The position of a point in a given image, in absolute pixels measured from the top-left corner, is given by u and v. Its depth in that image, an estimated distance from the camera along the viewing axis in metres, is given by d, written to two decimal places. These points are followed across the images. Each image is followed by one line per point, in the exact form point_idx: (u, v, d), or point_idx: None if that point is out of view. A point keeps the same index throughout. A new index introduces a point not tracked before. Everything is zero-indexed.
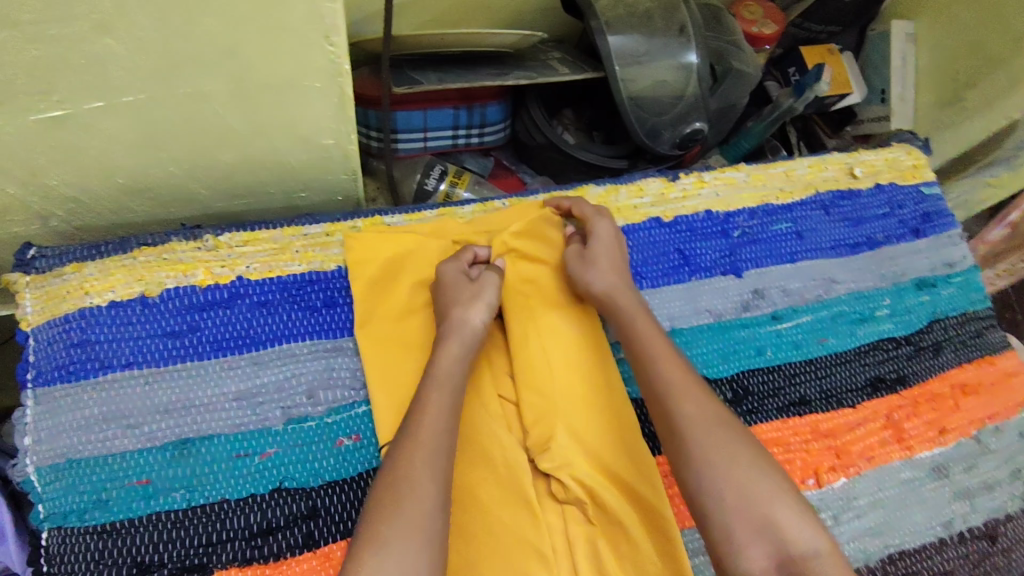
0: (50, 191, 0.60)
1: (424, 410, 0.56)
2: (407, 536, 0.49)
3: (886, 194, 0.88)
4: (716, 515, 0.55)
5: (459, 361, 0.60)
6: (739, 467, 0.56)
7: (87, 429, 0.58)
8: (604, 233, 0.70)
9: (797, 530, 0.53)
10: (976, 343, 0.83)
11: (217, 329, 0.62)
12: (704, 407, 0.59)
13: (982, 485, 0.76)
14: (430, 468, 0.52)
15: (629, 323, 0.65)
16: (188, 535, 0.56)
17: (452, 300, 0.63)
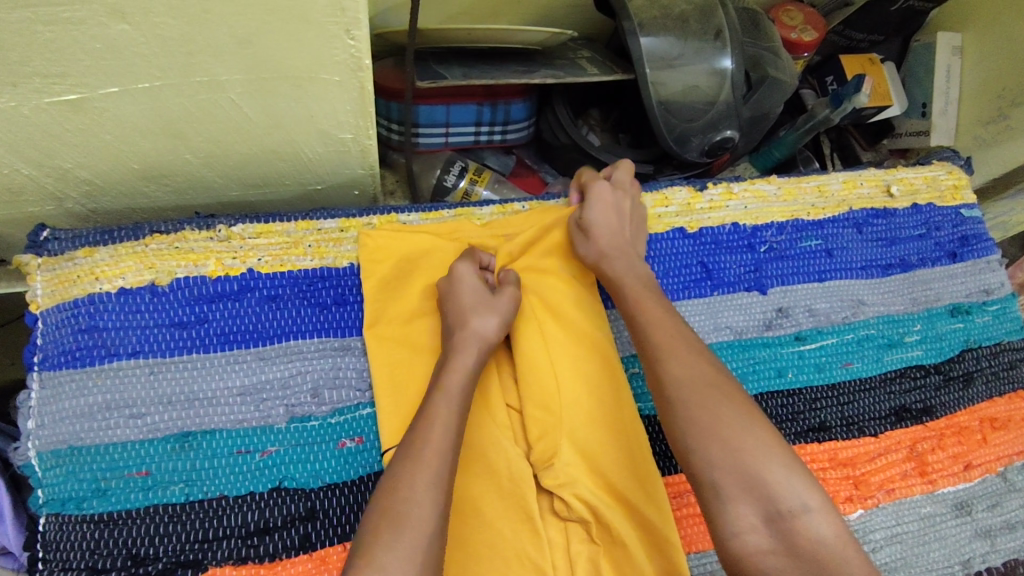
0: (65, 173, 0.60)
1: (429, 424, 0.54)
2: (404, 563, 0.47)
3: (923, 215, 0.83)
4: (704, 472, 0.53)
5: (469, 374, 0.58)
6: (727, 422, 0.54)
7: (90, 416, 0.57)
8: (602, 197, 0.69)
9: (786, 485, 0.51)
10: (1010, 376, 0.79)
11: (225, 321, 0.61)
12: (692, 366, 0.57)
13: (1005, 524, 0.73)
14: (430, 489, 0.51)
15: (622, 287, 0.65)
16: (185, 530, 0.55)
17: (461, 308, 0.62)
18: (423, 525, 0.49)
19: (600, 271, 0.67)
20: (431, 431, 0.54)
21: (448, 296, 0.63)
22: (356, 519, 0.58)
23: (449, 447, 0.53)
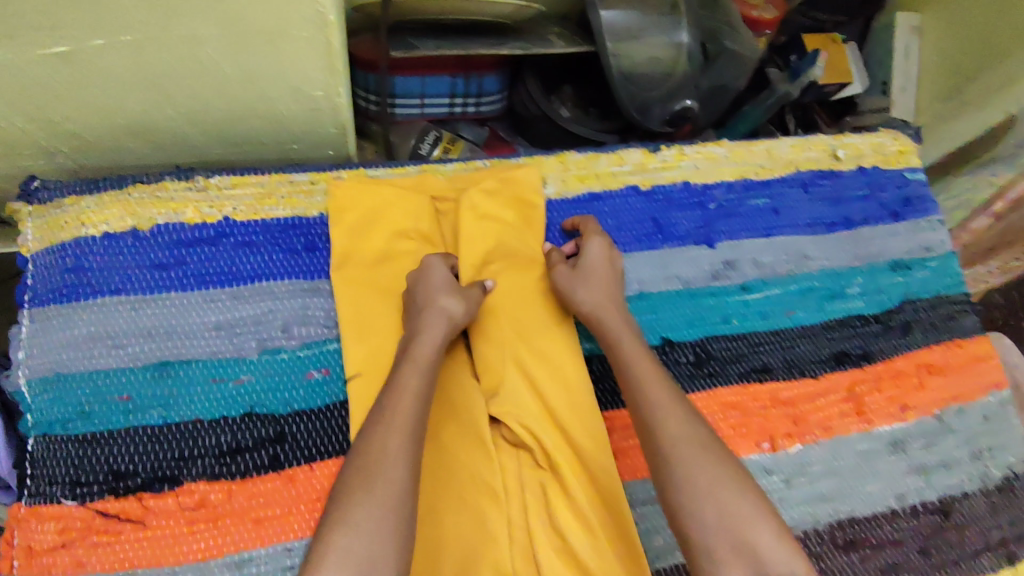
0: (56, 127, 0.65)
1: (401, 391, 0.57)
2: (376, 518, 0.49)
3: (868, 177, 0.88)
4: (697, 534, 0.53)
5: (438, 346, 0.61)
6: (720, 482, 0.54)
7: (75, 347, 0.62)
8: (597, 251, 0.70)
9: (775, 552, 0.52)
10: (948, 326, 0.83)
11: (202, 264, 0.66)
12: (689, 428, 0.58)
13: (940, 462, 0.77)
14: (403, 450, 0.53)
15: (615, 340, 0.65)
16: (163, 449, 0.60)
17: (428, 288, 0.65)
18: (394, 485, 0.51)
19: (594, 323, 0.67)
20: (403, 397, 0.56)
21: (417, 282, 0.66)
22: (321, 442, 0.63)
23: (419, 412, 0.56)
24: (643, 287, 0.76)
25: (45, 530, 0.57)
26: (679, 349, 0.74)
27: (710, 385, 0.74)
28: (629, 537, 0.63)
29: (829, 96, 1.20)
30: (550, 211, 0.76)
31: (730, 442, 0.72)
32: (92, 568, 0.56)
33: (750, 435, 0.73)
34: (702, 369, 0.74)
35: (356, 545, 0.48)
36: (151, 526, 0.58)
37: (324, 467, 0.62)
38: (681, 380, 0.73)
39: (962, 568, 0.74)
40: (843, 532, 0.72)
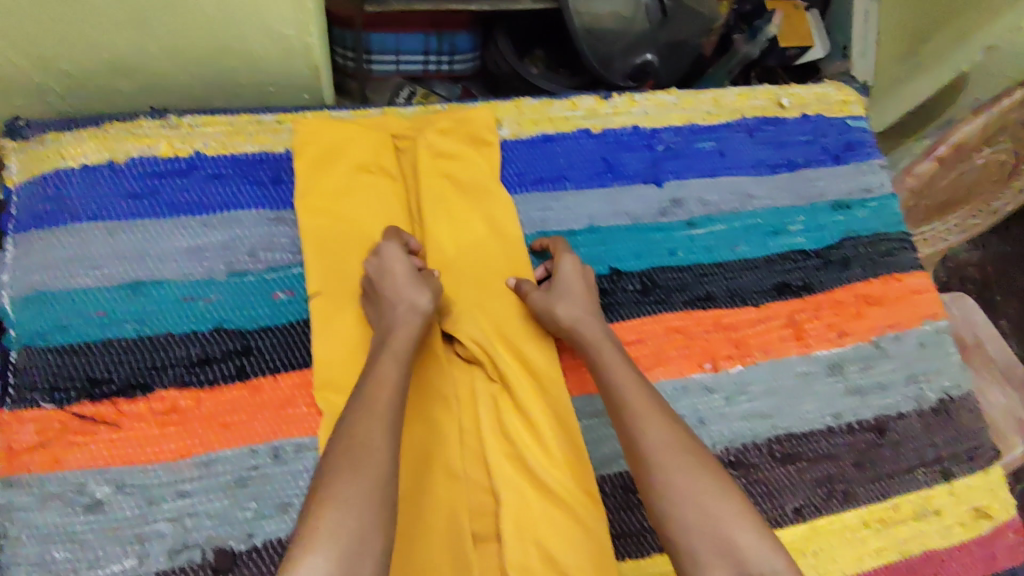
0: (47, 63, 0.70)
1: (381, 379, 0.58)
2: (363, 496, 0.50)
3: (811, 124, 0.93)
4: (680, 537, 0.56)
5: (411, 335, 0.63)
6: (699, 483, 0.57)
7: (55, 267, 0.66)
8: (571, 266, 0.72)
9: (756, 550, 0.54)
10: (887, 262, 0.88)
11: (174, 194, 0.71)
12: (669, 432, 0.60)
13: (876, 384, 0.81)
14: (387, 432, 0.54)
15: (594, 352, 0.67)
16: (135, 359, 0.65)
17: (395, 280, 0.66)
18: (381, 466, 0.52)
19: (573, 334, 0.69)
20: (382, 383, 0.57)
21: (381, 273, 0.67)
22: (285, 356, 0.68)
23: (397, 396, 0.57)
24: (593, 221, 0.81)
25: (24, 431, 0.61)
26: (626, 279, 0.79)
27: (656, 312, 0.79)
28: (578, 449, 0.69)
29: (792, 61, 1.25)
30: (504, 149, 0.81)
31: (674, 362, 0.77)
32: (69, 465, 0.61)
33: (693, 357, 0.77)
34: (648, 296, 0.79)
35: (346, 521, 0.48)
36: (124, 428, 0.63)
37: (288, 378, 0.67)
38: (627, 306, 0.78)
39: (896, 483, 0.78)
40: (781, 446, 0.76)
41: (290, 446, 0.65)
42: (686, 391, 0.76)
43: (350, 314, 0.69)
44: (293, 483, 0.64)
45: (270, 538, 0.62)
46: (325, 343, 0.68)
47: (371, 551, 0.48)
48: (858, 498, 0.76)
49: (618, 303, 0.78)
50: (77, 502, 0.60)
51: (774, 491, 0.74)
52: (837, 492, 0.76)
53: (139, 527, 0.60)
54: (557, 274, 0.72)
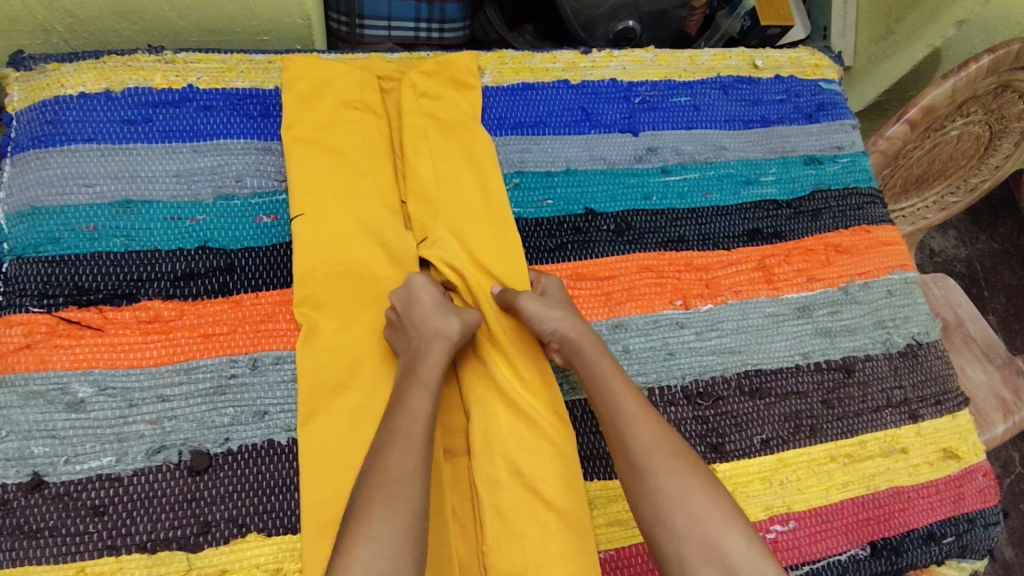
0: (54, 2, 0.74)
1: (413, 413, 0.61)
2: (396, 534, 0.55)
3: (785, 84, 0.96)
4: (671, 545, 0.59)
5: (441, 368, 0.65)
6: (691, 492, 0.60)
7: (50, 184, 0.69)
8: (555, 286, 0.74)
9: (743, 555, 0.58)
10: (857, 214, 0.90)
11: (167, 122, 0.74)
12: (661, 439, 0.64)
13: (845, 328, 0.83)
14: (419, 468, 0.58)
15: (586, 360, 0.68)
16: (123, 272, 0.67)
17: (421, 310, 0.67)
18: (413, 503, 0.57)
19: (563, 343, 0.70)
20: (414, 420, 0.61)
21: (410, 303, 0.68)
22: (267, 275, 0.70)
23: (428, 429, 0.61)
24: (570, 164, 0.83)
25: (12, 333, 0.63)
26: (601, 220, 0.82)
27: (629, 251, 0.81)
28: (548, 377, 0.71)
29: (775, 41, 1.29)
30: (486, 95, 0.84)
31: (645, 297, 0.79)
32: (54, 365, 0.63)
33: (664, 293, 0.80)
34: (622, 236, 0.82)
35: (380, 557, 0.53)
36: (108, 334, 0.65)
37: (269, 295, 0.69)
38: (601, 245, 0.81)
39: (865, 420, 0.79)
40: (749, 381, 0.78)
41: (269, 357, 0.67)
42: (656, 325, 0.78)
43: (330, 237, 0.72)
44: (269, 392, 0.66)
45: (245, 443, 0.64)
46: (306, 262, 0.70)
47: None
48: (825, 433, 0.77)
49: (592, 241, 0.81)
50: (60, 401, 0.62)
51: (741, 423, 0.76)
52: (804, 427, 0.77)
53: (119, 428, 0.62)
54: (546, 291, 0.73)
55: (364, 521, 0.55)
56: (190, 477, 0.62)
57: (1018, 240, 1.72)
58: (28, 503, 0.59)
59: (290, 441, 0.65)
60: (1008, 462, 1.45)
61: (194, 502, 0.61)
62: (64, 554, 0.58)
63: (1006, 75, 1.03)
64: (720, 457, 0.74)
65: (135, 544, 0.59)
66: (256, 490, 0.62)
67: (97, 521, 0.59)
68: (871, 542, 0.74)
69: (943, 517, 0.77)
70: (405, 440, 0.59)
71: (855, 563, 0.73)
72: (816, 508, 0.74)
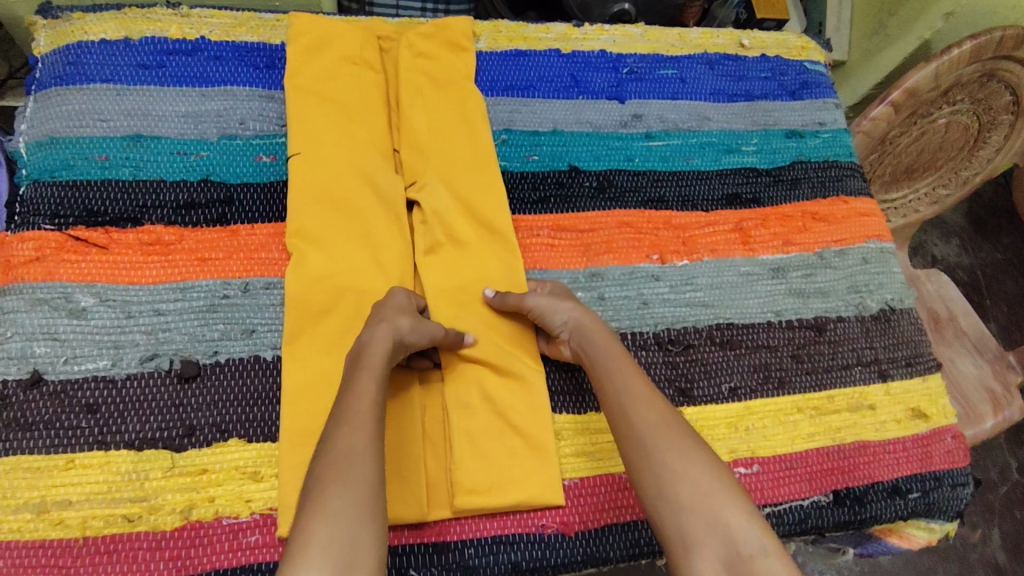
0: None
1: (359, 392, 0.59)
2: (350, 510, 0.51)
3: (770, 63, 1.00)
4: (671, 520, 0.56)
5: (388, 355, 0.63)
6: (695, 466, 0.58)
7: (67, 118, 0.75)
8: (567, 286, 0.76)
9: (743, 529, 0.54)
10: (836, 185, 0.93)
11: (179, 69, 0.79)
12: (665, 418, 0.62)
13: (818, 290, 0.86)
14: (370, 443, 0.56)
15: (595, 347, 0.69)
16: (129, 199, 0.72)
17: (381, 310, 0.68)
18: (366, 477, 0.54)
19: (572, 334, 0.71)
20: (360, 399, 0.59)
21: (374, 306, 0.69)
22: (263, 208, 0.75)
23: (378, 407, 0.59)
24: (557, 126, 0.88)
25: (23, 248, 0.68)
26: (584, 177, 0.86)
27: (610, 206, 0.85)
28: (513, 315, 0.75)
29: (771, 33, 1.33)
30: (480, 59, 0.89)
31: (623, 250, 0.83)
32: (60, 277, 0.68)
33: (642, 247, 0.83)
34: (604, 194, 0.85)
35: (337, 531, 0.50)
36: (112, 252, 0.70)
37: (264, 227, 0.74)
38: (583, 200, 0.84)
39: (834, 375, 0.81)
40: (721, 333, 0.81)
41: (260, 282, 0.71)
42: (632, 276, 0.81)
43: (323, 177, 0.76)
44: (258, 313, 0.70)
45: (232, 356, 0.68)
46: (300, 198, 0.75)
47: (366, 555, 0.49)
48: (793, 385, 0.79)
49: (575, 196, 0.84)
50: (64, 307, 0.66)
51: (710, 371, 0.78)
52: (772, 378, 0.79)
53: (116, 335, 0.66)
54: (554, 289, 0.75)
55: (320, 493, 0.52)
56: (179, 384, 0.66)
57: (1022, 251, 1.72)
58: (26, 398, 0.63)
59: (274, 358, 0.69)
60: (1004, 468, 1.43)
61: (181, 407, 0.65)
62: (56, 446, 0.62)
63: (991, 63, 1.06)
64: (688, 401, 0.76)
65: (124, 442, 0.63)
66: (239, 400, 0.66)
67: (89, 418, 0.63)
68: (834, 490, 0.76)
69: (910, 473, 0.79)
70: (356, 418, 0.57)
71: (817, 509, 0.75)
72: (780, 455, 0.76)
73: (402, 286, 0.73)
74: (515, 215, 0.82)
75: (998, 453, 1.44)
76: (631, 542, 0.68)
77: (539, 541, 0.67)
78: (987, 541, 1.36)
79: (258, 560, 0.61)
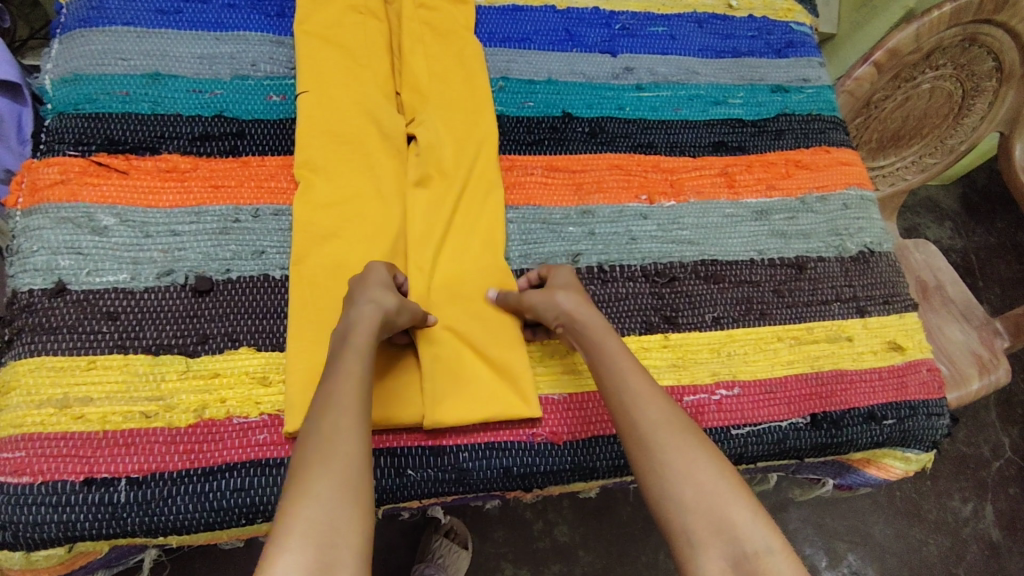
0: None
1: (344, 376, 0.60)
2: (333, 490, 0.52)
3: (757, 24, 1.04)
4: (678, 520, 0.57)
5: (373, 335, 0.64)
6: (699, 465, 0.59)
7: (91, 56, 0.79)
8: (565, 274, 0.76)
9: (748, 527, 0.55)
10: (819, 137, 0.97)
11: (195, 15, 0.84)
12: (667, 414, 0.63)
13: (799, 233, 0.90)
14: (354, 427, 0.57)
15: (596, 341, 0.69)
16: (148, 131, 0.77)
17: (362, 288, 0.68)
18: (349, 458, 0.55)
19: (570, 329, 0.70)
20: (347, 380, 0.59)
21: (355, 283, 0.69)
22: (273, 142, 0.80)
23: (362, 391, 0.60)
24: (552, 76, 0.92)
25: (49, 172, 0.73)
26: (577, 122, 0.90)
27: (600, 150, 0.89)
28: (501, 240, 0.79)
29: None
30: (479, 13, 0.94)
31: (613, 190, 0.87)
32: (83, 198, 0.72)
33: (631, 188, 0.88)
34: (595, 138, 0.90)
35: (319, 513, 0.51)
36: (132, 177, 0.74)
37: (273, 160, 0.79)
38: (576, 143, 0.89)
39: (814, 309, 0.85)
40: (705, 268, 0.85)
41: (270, 209, 0.76)
42: (621, 214, 0.86)
43: (330, 113, 0.81)
44: (267, 236, 0.75)
45: (243, 274, 0.72)
46: (307, 132, 0.79)
47: (349, 537, 0.51)
48: (774, 316, 0.83)
49: (568, 139, 0.89)
50: (86, 225, 0.71)
51: (695, 302, 0.82)
52: (754, 310, 0.83)
53: (135, 252, 0.71)
54: (552, 282, 0.75)
55: (304, 477, 0.53)
56: (193, 297, 0.70)
57: (1015, 235, 1.75)
58: (52, 305, 0.68)
59: (282, 277, 0.73)
60: (997, 445, 1.45)
61: (195, 318, 0.70)
62: (79, 348, 0.66)
63: (970, 27, 1.08)
64: (673, 328, 0.80)
65: (142, 347, 0.67)
66: (250, 314, 0.71)
67: (109, 324, 0.68)
68: (812, 414, 0.79)
69: (885, 401, 0.82)
70: (339, 402, 0.58)
71: (795, 430, 0.78)
72: (760, 379, 0.80)
73: (381, 262, 0.73)
74: (511, 156, 0.86)
75: (990, 431, 1.46)
76: (615, 453, 0.72)
77: (529, 449, 0.71)
78: (981, 517, 1.37)
79: (266, 456, 0.65)
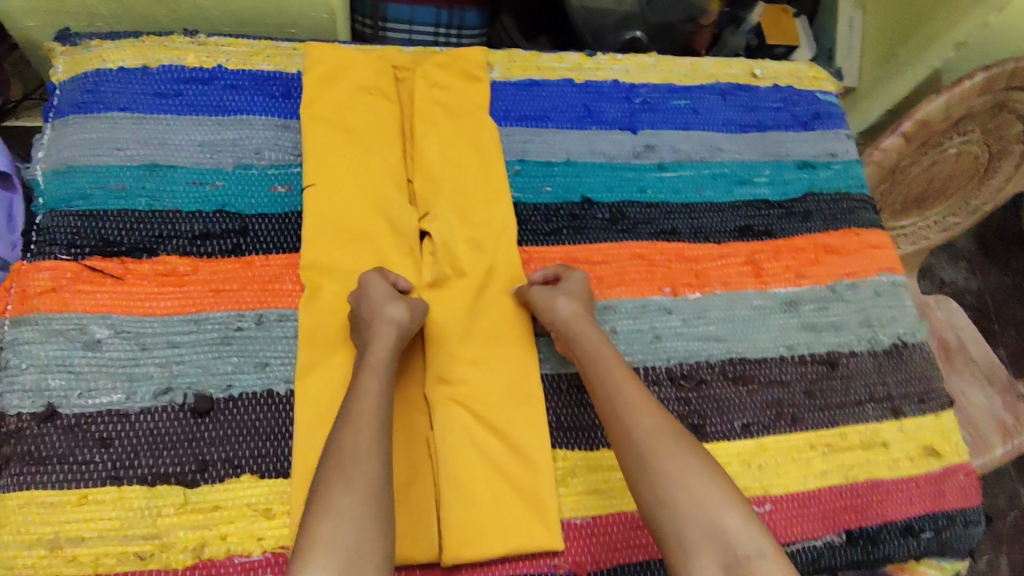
0: None
1: (364, 397, 0.60)
2: (355, 508, 0.52)
3: (782, 93, 1.00)
4: (672, 525, 0.56)
5: (390, 350, 0.65)
6: (692, 470, 0.58)
7: (85, 146, 0.75)
8: (578, 278, 0.76)
9: (741, 533, 0.54)
10: (848, 217, 0.93)
11: (196, 97, 0.80)
12: (661, 422, 0.62)
13: (829, 324, 0.85)
14: (374, 442, 0.57)
15: (591, 348, 0.69)
16: (145, 229, 0.72)
17: (370, 301, 0.68)
18: (371, 476, 0.55)
19: (566, 331, 0.71)
20: (364, 400, 0.60)
21: (360, 300, 0.69)
22: (277, 239, 0.75)
23: (383, 409, 0.60)
24: (570, 156, 0.88)
25: (39, 279, 0.68)
26: (597, 208, 0.86)
27: (621, 238, 0.85)
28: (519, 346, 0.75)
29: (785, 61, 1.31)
30: (494, 89, 0.89)
31: (635, 283, 0.83)
32: (75, 308, 0.68)
33: (654, 280, 0.83)
34: (616, 225, 0.85)
35: (341, 528, 0.51)
36: (128, 284, 0.70)
37: (278, 258, 0.74)
38: (595, 231, 0.84)
39: (846, 412, 0.81)
40: (733, 367, 0.80)
41: (274, 314, 0.71)
42: (644, 309, 0.81)
43: (340, 210, 0.76)
44: (271, 346, 0.70)
45: (245, 390, 0.68)
46: (315, 231, 0.75)
47: (368, 556, 0.51)
48: (806, 422, 0.79)
49: (588, 227, 0.84)
50: (79, 340, 0.67)
51: (723, 406, 0.78)
52: (785, 415, 0.79)
53: (130, 368, 0.67)
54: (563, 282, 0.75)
55: (326, 493, 0.53)
56: (192, 418, 0.66)
57: None
58: (41, 432, 0.63)
59: (287, 392, 0.68)
60: (1012, 495, 1.36)
61: (194, 443, 0.65)
62: (69, 481, 0.61)
63: (1000, 94, 1.05)
64: (700, 438, 0.76)
65: (137, 477, 0.63)
66: (252, 435, 0.66)
67: (102, 452, 0.63)
68: (847, 530, 0.75)
69: (922, 511, 0.78)
70: (360, 420, 0.58)
71: (831, 549, 0.74)
72: (793, 492, 0.75)
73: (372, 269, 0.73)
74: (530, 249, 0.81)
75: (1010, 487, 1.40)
76: None
77: None
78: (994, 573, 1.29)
79: None
